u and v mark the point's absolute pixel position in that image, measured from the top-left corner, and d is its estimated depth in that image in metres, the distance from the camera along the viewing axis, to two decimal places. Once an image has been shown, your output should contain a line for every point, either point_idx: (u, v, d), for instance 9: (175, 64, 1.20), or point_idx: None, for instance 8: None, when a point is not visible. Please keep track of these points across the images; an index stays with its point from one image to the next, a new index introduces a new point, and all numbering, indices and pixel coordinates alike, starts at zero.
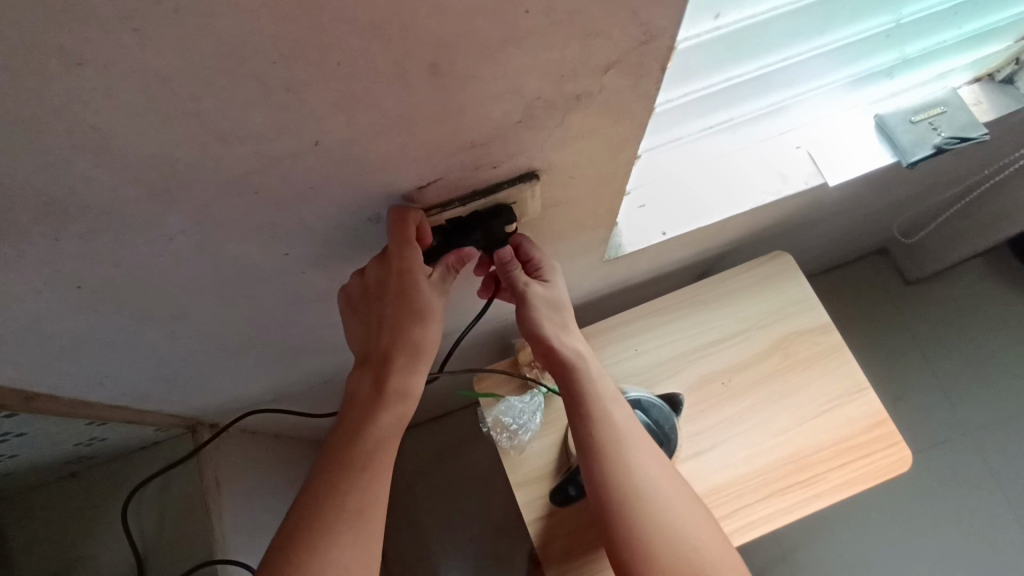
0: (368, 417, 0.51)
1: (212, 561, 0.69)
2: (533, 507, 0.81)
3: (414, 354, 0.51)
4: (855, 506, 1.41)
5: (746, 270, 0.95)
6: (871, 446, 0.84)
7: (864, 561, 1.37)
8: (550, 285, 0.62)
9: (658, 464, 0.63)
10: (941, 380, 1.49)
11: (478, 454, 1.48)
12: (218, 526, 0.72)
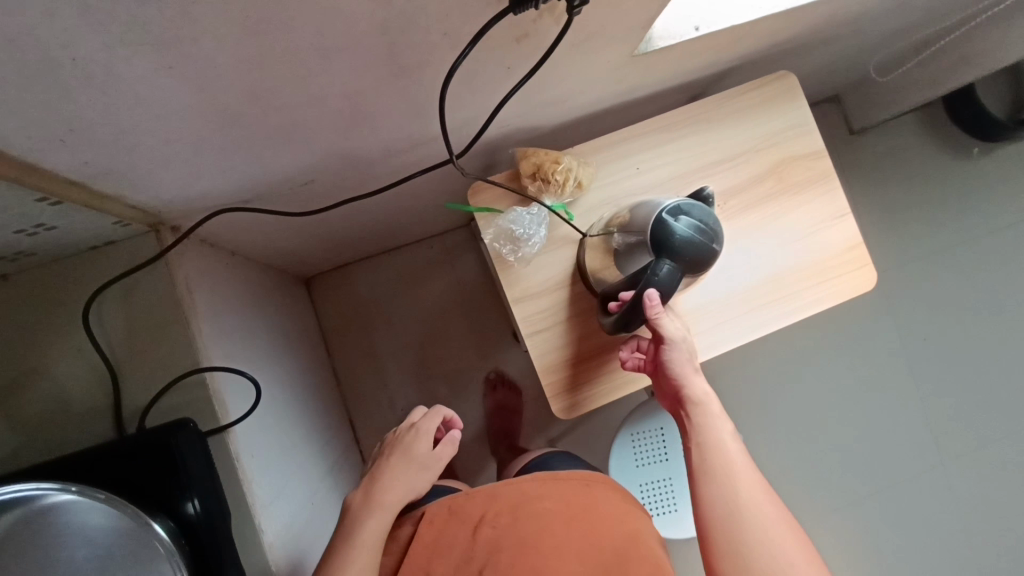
0: (381, 491, 0.75)
1: (201, 368, 0.63)
2: (531, 321, 0.82)
3: (397, 477, 0.77)
4: (776, 336, 1.57)
5: (752, 88, 0.90)
6: (845, 266, 0.89)
7: (777, 380, 1.56)
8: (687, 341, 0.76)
9: (755, 486, 0.71)
10: (865, 228, 1.62)
11: (433, 287, 1.45)
12: (199, 334, 0.64)
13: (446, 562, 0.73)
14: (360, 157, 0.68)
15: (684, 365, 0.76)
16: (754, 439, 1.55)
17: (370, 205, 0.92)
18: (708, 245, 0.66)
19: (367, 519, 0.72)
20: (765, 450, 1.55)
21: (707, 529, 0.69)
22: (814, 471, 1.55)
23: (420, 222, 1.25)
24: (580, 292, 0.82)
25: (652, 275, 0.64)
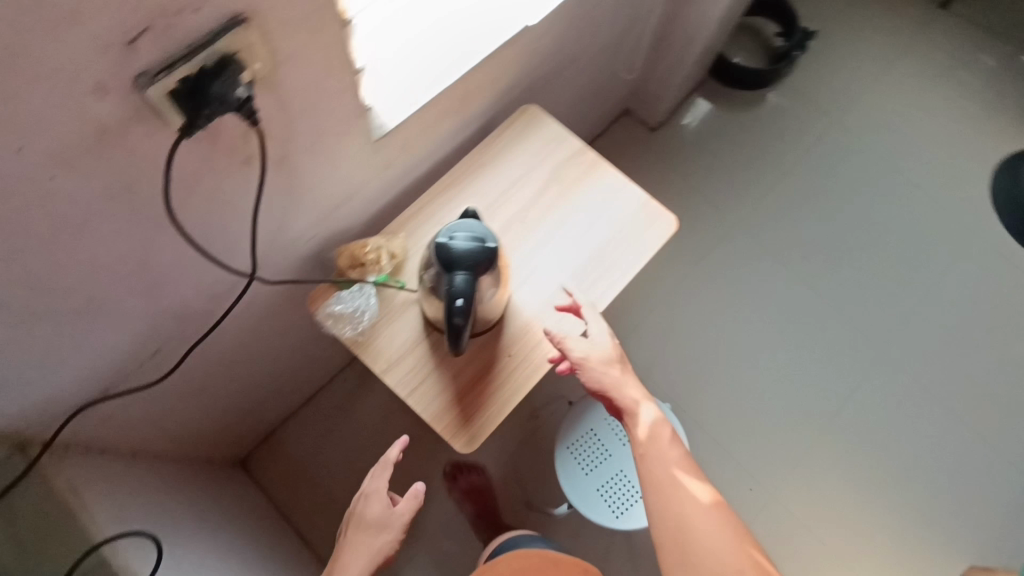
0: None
1: (96, 543, 0.70)
2: (399, 379, 0.90)
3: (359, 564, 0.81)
4: (679, 313, 1.72)
5: (506, 128, 1.08)
6: (644, 222, 1.03)
7: (700, 349, 1.68)
8: (603, 360, 0.91)
9: (692, 492, 0.85)
10: (704, 195, 1.85)
11: (365, 412, 1.51)
12: (87, 517, 0.71)
13: None
14: (189, 312, 0.78)
15: (606, 378, 0.91)
16: (707, 410, 1.63)
17: (242, 356, 1.01)
18: (486, 245, 0.76)
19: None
20: (720, 415, 1.63)
21: (662, 538, 0.83)
22: (771, 413, 1.64)
23: (322, 358, 1.35)
24: (434, 339, 0.92)
25: (453, 288, 0.73)
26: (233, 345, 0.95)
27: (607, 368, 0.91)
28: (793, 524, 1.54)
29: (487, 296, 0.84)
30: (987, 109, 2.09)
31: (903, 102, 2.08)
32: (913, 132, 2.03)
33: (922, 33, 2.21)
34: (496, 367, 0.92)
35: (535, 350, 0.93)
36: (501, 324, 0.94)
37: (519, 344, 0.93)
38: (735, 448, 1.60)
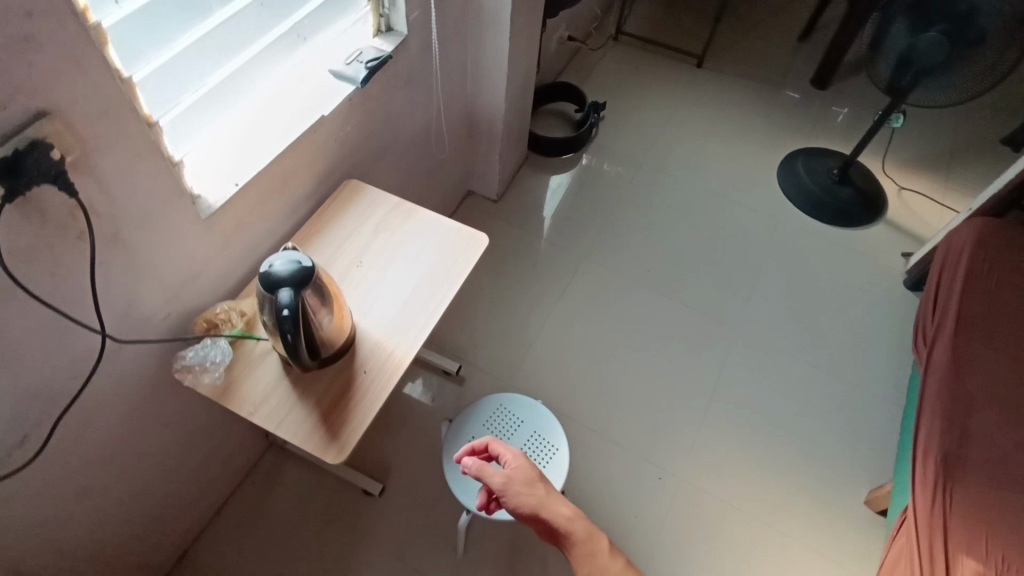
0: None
1: None
2: (259, 412, 1.00)
3: None
4: (555, 341, 1.91)
5: (331, 200, 1.29)
6: (459, 244, 1.23)
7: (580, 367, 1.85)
8: (519, 482, 1.06)
9: None
10: (550, 242, 2.14)
11: (277, 506, 1.54)
12: None
13: None
14: (48, 390, 0.88)
15: (531, 499, 1.04)
16: (598, 416, 1.76)
17: (122, 445, 1.08)
18: (301, 266, 0.91)
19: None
20: (610, 417, 1.76)
21: None
22: (655, 403, 1.80)
23: (217, 457, 1.40)
24: (292, 374, 1.04)
25: (279, 304, 0.88)
26: (106, 431, 1.03)
27: (531, 489, 1.05)
28: (700, 496, 1.65)
29: (319, 321, 0.97)
30: (754, 129, 2.60)
31: (689, 136, 2.54)
32: (703, 155, 2.47)
33: (691, 86, 2.76)
34: (353, 385, 1.04)
35: (385, 363, 1.06)
36: (351, 349, 1.08)
37: (370, 361, 1.07)
38: (632, 440, 1.72)
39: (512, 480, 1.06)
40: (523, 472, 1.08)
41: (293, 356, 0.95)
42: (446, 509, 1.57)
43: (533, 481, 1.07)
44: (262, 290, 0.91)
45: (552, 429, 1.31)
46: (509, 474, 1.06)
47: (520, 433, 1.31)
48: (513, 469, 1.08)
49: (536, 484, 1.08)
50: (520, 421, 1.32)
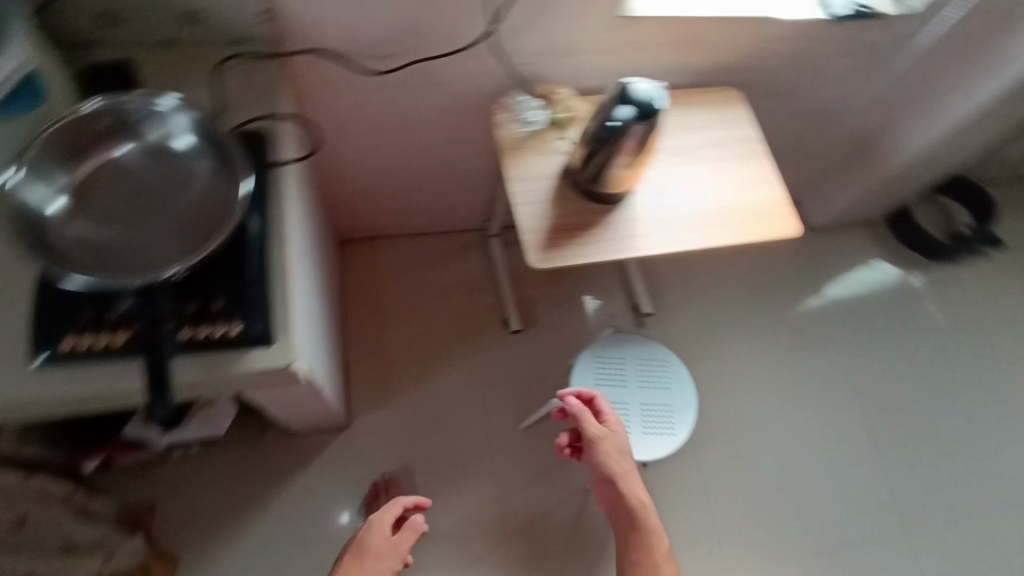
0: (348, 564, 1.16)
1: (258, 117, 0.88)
2: (515, 179, 1.09)
3: None
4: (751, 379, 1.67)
5: (703, 91, 1.25)
6: (772, 214, 1.12)
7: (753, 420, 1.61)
8: (618, 443, 1.10)
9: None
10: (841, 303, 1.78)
11: (446, 271, 1.68)
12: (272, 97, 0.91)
13: None
14: (426, 35, 1.02)
15: (619, 464, 1.09)
16: (725, 470, 1.55)
17: (419, 123, 1.24)
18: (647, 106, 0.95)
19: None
20: (734, 483, 1.54)
21: None
22: (780, 514, 1.53)
23: (444, 198, 1.56)
24: (558, 181, 1.10)
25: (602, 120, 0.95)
26: (421, 104, 1.18)
27: (620, 457, 1.10)
28: None
29: (626, 164, 1.02)
30: None
31: None
32: None
33: None
34: (590, 230, 1.07)
35: (625, 239, 1.07)
36: (613, 205, 1.09)
37: (617, 226, 1.08)
38: (725, 520, 1.51)
39: (608, 441, 1.09)
40: (618, 442, 1.10)
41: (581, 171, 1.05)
42: (541, 394, 1.59)
43: (624, 452, 1.10)
44: (609, 100, 0.99)
45: (685, 422, 1.21)
46: (609, 434, 1.10)
47: (659, 398, 1.23)
48: (612, 432, 1.11)
49: (624, 456, 1.11)
50: (668, 387, 1.24)
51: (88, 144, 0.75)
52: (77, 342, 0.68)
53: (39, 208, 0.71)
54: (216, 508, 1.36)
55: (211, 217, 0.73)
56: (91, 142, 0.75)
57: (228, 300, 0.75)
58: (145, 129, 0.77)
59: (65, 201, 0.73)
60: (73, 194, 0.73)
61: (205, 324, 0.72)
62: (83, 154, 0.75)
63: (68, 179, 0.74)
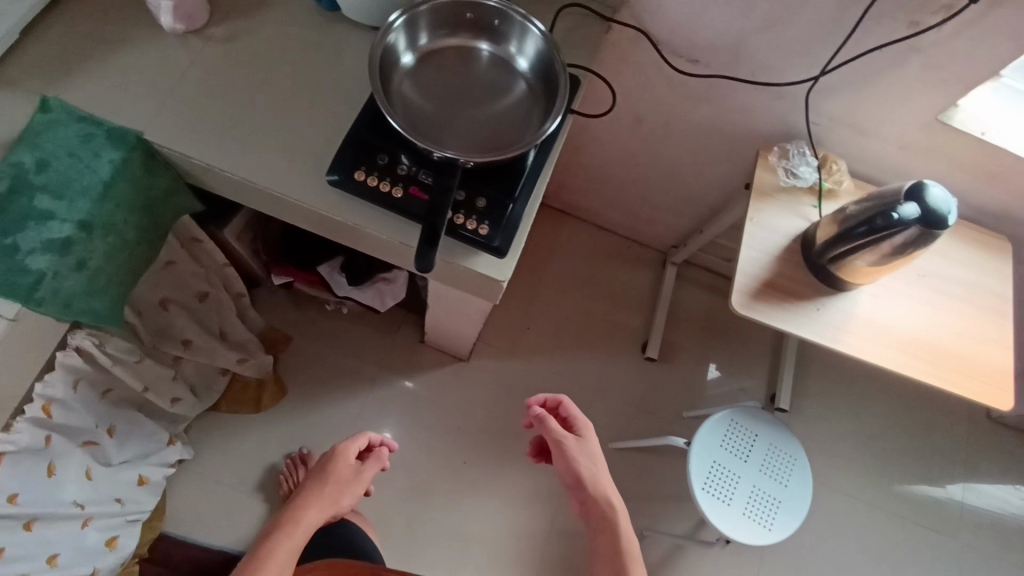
0: (284, 530, 0.96)
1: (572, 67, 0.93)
2: (755, 227, 1.07)
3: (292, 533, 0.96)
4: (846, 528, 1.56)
5: (974, 225, 1.15)
6: (991, 378, 1.02)
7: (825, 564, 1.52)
8: (587, 448, 1.04)
9: None
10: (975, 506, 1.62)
11: (609, 272, 1.70)
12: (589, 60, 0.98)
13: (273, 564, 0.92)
14: (745, 57, 1.02)
15: (590, 470, 1.02)
16: None
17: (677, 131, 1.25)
18: (938, 216, 0.86)
19: (286, 531, 0.95)
20: None
21: None
22: None
23: (650, 207, 1.57)
24: (790, 244, 1.07)
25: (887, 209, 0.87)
26: (694, 115, 1.20)
27: (590, 462, 1.03)
28: None
29: (870, 262, 0.96)
30: None
31: None
32: None
33: None
34: (800, 303, 1.03)
35: (831, 331, 1.03)
36: (833, 292, 1.05)
37: (828, 314, 1.04)
38: None
39: (578, 448, 1.04)
40: (586, 451, 1.04)
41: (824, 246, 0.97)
42: (640, 427, 1.57)
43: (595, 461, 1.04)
44: (897, 192, 0.90)
45: (788, 527, 1.13)
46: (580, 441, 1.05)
47: (775, 492, 1.15)
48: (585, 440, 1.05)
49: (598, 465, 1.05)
50: (786, 486, 1.15)
51: (447, 25, 0.82)
52: (368, 178, 0.77)
53: (391, 59, 0.79)
54: (334, 365, 1.48)
55: (514, 131, 0.79)
56: (451, 25, 0.82)
57: (491, 204, 0.78)
58: (497, 35, 0.83)
59: (410, 62, 0.81)
60: (418, 60, 0.82)
61: (464, 214, 0.78)
62: (439, 30, 0.82)
63: (423, 44, 0.82)
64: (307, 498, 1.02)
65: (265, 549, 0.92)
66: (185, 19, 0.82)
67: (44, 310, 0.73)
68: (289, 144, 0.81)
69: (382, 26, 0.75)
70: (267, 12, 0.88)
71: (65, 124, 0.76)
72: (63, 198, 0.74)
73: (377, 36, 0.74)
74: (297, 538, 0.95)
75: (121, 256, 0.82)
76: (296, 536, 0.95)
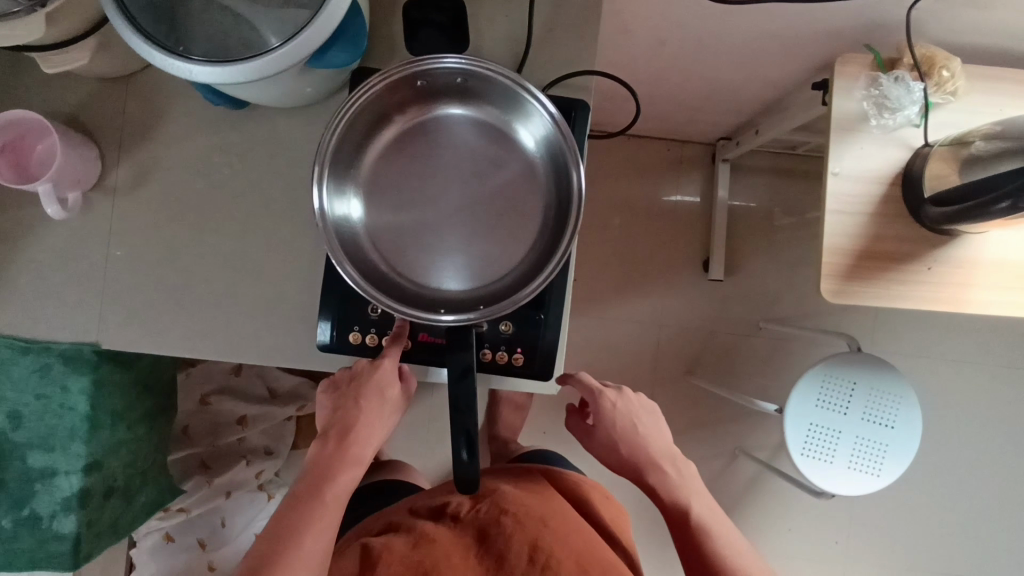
0: (336, 470, 0.63)
1: (581, 70, 0.67)
2: (838, 185, 0.83)
3: (319, 509, 0.62)
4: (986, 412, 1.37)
5: None
6: None
7: (961, 453, 1.37)
8: (645, 421, 0.73)
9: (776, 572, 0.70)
10: None
11: (653, 187, 1.48)
12: (592, 45, 0.69)
13: (314, 538, 0.61)
14: None
15: (654, 445, 0.73)
16: (902, 493, 1.37)
17: (712, 45, 0.96)
18: None
19: (339, 471, 0.64)
20: (906, 506, 1.38)
21: None
22: (949, 555, 1.37)
23: (688, 111, 1.28)
24: (889, 193, 0.83)
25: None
26: (737, 28, 0.89)
27: (647, 446, 0.72)
28: None
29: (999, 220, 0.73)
30: None
31: None
32: None
33: None
34: (907, 266, 0.84)
35: (947, 289, 0.84)
36: (950, 238, 0.83)
37: (945, 269, 0.84)
38: (885, 535, 1.38)
39: (624, 414, 0.72)
40: (628, 411, 0.73)
41: (942, 214, 0.76)
42: (718, 351, 1.46)
43: (637, 421, 0.73)
44: None
45: (894, 471, 1.08)
46: (611, 400, 0.72)
47: (881, 435, 1.08)
48: (625, 397, 0.73)
49: (656, 421, 0.75)
50: (893, 427, 1.08)
51: (380, 115, 0.59)
52: (366, 338, 0.63)
53: (345, 217, 0.59)
54: None
55: (529, 209, 0.61)
56: (382, 112, 0.59)
57: (519, 327, 0.64)
58: (439, 94, 0.60)
59: (370, 196, 0.61)
60: (371, 185, 0.61)
61: (491, 347, 0.64)
62: (374, 129, 0.60)
63: (361, 178, 0.60)
64: (348, 427, 0.64)
65: (304, 518, 0.61)
66: (74, 184, 0.64)
67: (101, 547, 0.74)
68: (258, 305, 0.67)
69: (317, 203, 0.54)
70: (165, 125, 0.67)
71: (13, 360, 0.65)
72: (54, 450, 0.68)
73: (321, 221, 0.54)
74: (338, 503, 0.64)
75: (133, 452, 0.77)
76: (351, 485, 0.65)
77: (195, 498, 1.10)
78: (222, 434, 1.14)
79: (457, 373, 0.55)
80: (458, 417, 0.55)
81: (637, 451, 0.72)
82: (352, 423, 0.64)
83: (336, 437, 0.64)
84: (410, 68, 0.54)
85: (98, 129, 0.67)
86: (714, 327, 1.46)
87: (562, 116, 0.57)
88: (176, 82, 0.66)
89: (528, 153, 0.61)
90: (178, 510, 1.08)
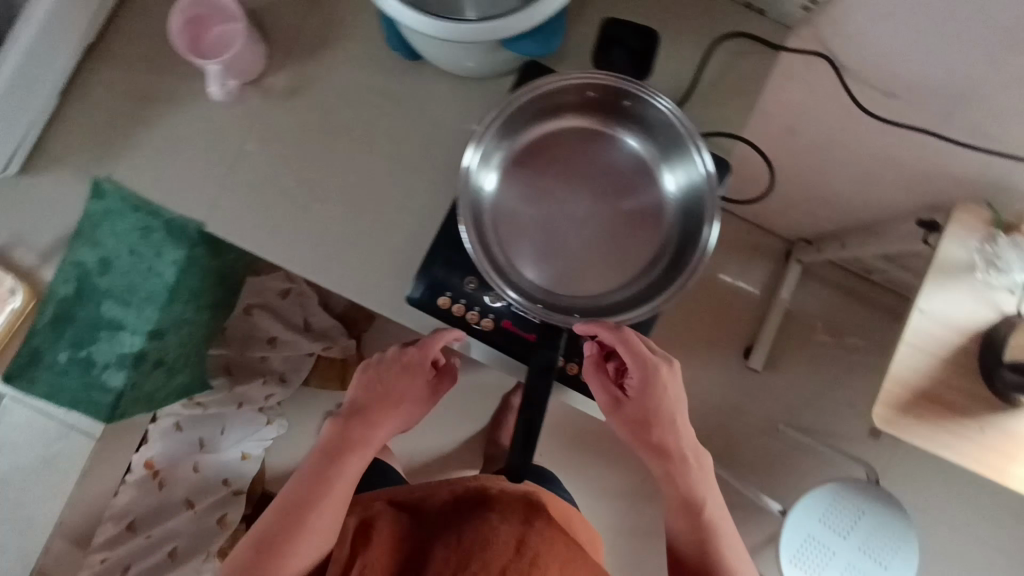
0: (348, 452, 0.70)
1: (731, 134, 0.70)
2: (922, 322, 0.84)
3: (325, 490, 0.69)
4: None
5: None
6: None
7: None
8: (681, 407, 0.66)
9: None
10: None
11: (720, 262, 1.49)
12: (744, 115, 0.71)
13: (317, 518, 0.68)
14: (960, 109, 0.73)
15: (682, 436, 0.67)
16: None
17: (839, 151, 0.98)
18: None
19: (350, 454, 0.70)
20: None
21: None
22: None
23: (783, 203, 1.30)
24: (967, 347, 0.84)
25: None
26: (872, 144, 0.91)
27: (672, 433, 0.67)
28: None
29: None
30: None
31: None
32: None
33: None
34: (959, 419, 0.84)
35: (991, 458, 0.83)
36: (1011, 409, 0.83)
37: (997, 437, 0.83)
38: None
39: (664, 394, 0.64)
40: (675, 403, 0.65)
41: None
42: (729, 438, 1.45)
43: (679, 410, 0.66)
44: None
45: None
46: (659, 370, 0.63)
47: None
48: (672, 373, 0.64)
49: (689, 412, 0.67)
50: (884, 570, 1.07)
51: (545, 110, 0.63)
52: (454, 305, 0.65)
53: (480, 187, 0.62)
54: None
55: (648, 240, 0.63)
56: (548, 108, 0.63)
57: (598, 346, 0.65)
58: (605, 111, 0.63)
59: (511, 174, 0.64)
60: (512, 168, 0.64)
61: (565, 355, 0.65)
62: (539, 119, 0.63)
63: (506, 158, 0.63)
64: (370, 411, 0.71)
65: (312, 497, 0.69)
66: (238, 74, 0.67)
67: (129, 410, 0.78)
68: (359, 241, 0.69)
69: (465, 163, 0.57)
70: (335, 51, 0.70)
71: (122, 213, 0.69)
72: (130, 305, 0.71)
73: (462, 181, 0.57)
74: (344, 484, 0.70)
75: (187, 331, 0.81)
76: (357, 468, 0.71)
77: (215, 398, 1.13)
78: (252, 346, 1.17)
79: (537, 367, 0.57)
80: (525, 408, 0.56)
81: (664, 438, 0.67)
82: (380, 400, 0.71)
83: (356, 420, 0.71)
84: (594, 77, 0.58)
85: (274, 33, 0.70)
86: (733, 415, 1.46)
87: (716, 174, 0.59)
88: (359, 17, 0.70)
89: (665, 193, 0.63)
90: (197, 403, 1.11)
